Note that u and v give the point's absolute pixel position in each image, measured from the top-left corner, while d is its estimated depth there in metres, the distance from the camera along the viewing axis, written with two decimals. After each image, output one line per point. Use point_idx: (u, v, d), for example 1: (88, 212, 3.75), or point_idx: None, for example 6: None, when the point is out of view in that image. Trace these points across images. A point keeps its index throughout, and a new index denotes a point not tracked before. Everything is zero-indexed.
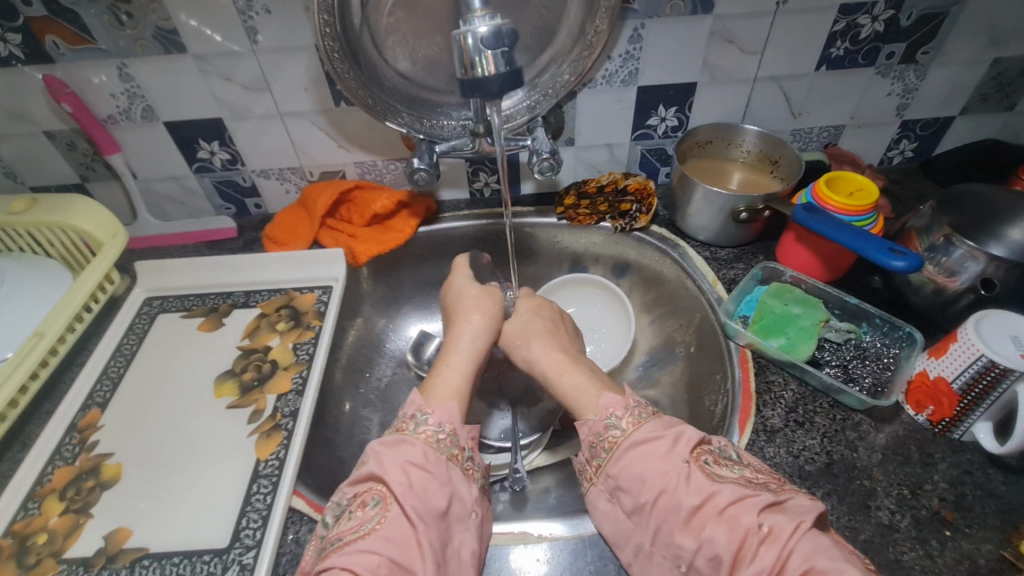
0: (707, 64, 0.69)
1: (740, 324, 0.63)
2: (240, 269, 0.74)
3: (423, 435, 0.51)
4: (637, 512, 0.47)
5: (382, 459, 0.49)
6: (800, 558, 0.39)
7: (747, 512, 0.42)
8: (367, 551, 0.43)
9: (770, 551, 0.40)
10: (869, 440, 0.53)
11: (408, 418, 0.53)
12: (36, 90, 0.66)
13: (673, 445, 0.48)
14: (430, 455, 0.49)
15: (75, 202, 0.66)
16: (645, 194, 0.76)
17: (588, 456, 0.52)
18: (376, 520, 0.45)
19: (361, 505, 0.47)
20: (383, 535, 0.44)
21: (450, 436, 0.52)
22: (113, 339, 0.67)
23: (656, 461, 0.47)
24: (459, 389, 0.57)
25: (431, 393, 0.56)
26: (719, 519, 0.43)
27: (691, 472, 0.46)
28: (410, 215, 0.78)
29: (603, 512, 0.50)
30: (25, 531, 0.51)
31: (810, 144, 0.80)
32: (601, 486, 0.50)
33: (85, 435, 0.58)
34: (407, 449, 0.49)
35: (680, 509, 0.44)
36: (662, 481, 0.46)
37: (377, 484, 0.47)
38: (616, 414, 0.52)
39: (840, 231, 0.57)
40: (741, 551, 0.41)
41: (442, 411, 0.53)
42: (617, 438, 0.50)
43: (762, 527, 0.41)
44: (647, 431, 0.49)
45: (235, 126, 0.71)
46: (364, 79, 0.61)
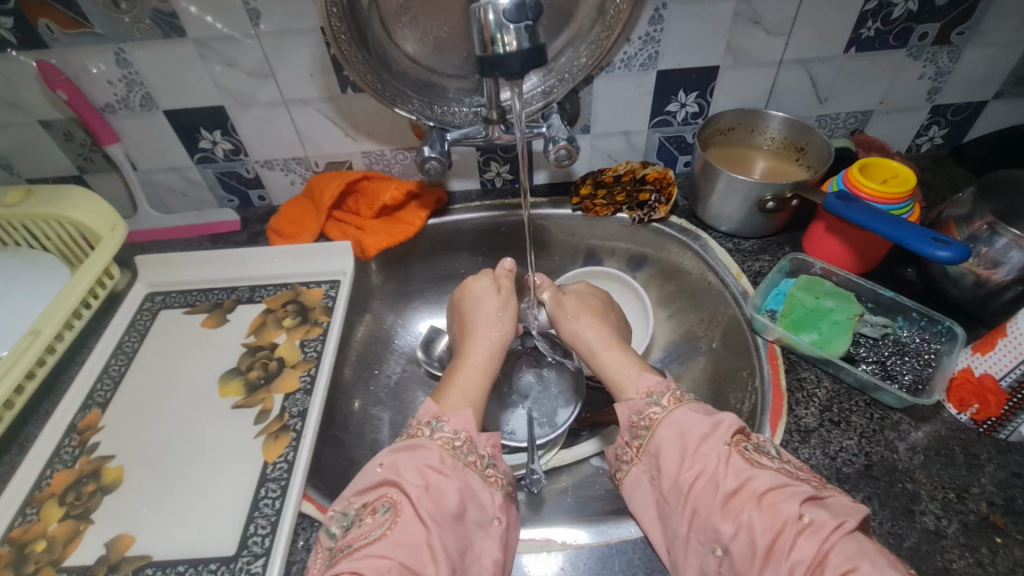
0: (731, 46, 0.66)
1: (768, 318, 0.60)
2: (244, 263, 0.71)
3: (439, 441, 0.49)
4: (674, 495, 0.45)
5: (396, 464, 0.46)
6: (841, 556, 0.37)
7: (789, 501, 0.40)
8: (379, 556, 0.41)
9: (809, 543, 0.38)
10: (910, 440, 0.50)
11: (423, 424, 0.50)
12: (29, 77, 0.63)
13: (713, 429, 0.46)
14: (447, 460, 0.47)
15: (71, 193, 0.63)
16: (665, 182, 0.72)
17: (628, 437, 0.50)
18: (387, 525, 0.43)
19: (371, 511, 0.44)
20: (395, 540, 0.42)
21: (467, 443, 0.49)
22: (114, 337, 0.65)
23: (695, 443, 0.45)
24: (473, 396, 0.54)
25: (446, 401, 0.53)
26: (758, 505, 0.41)
27: (732, 456, 0.44)
28: (419, 206, 0.75)
29: (642, 497, 0.48)
30: (23, 539, 0.49)
31: (836, 130, 0.77)
32: (642, 466, 0.48)
33: (85, 437, 0.56)
34: (423, 453, 0.47)
35: (717, 493, 0.42)
36: (702, 462, 0.44)
37: (389, 489, 0.45)
38: (657, 393, 0.51)
39: (877, 220, 0.54)
40: (778, 541, 0.39)
41: (458, 418, 0.50)
42: (657, 415, 0.49)
43: (802, 518, 0.39)
44: (690, 410, 0.48)
45: (238, 114, 0.68)
46: (373, 63, 0.57)
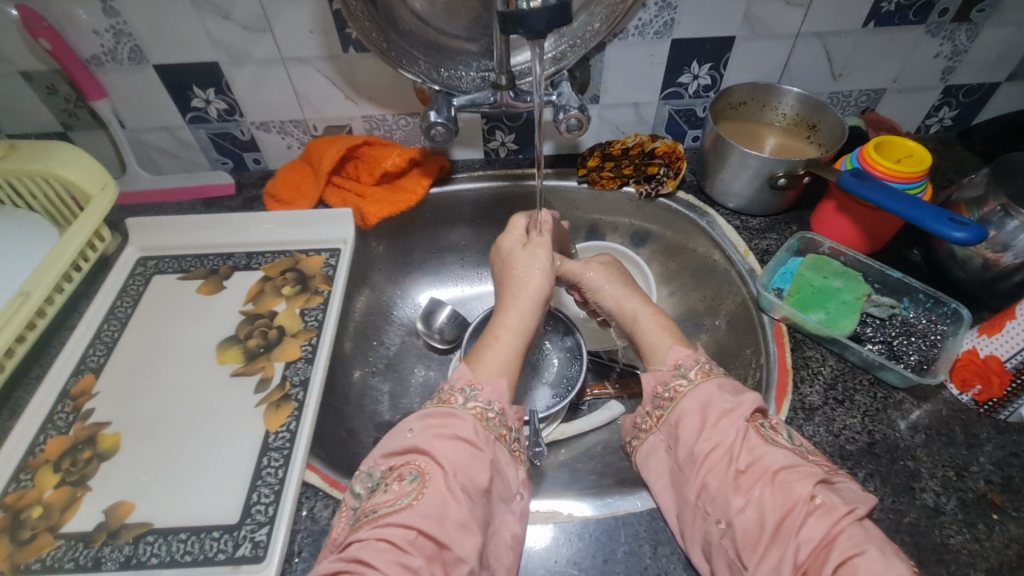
0: (749, 17, 0.64)
1: (776, 296, 0.60)
2: (241, 229, 0.69)
3: (473, 411, 0.47)
4: (688, 464, 0.44)
5: (428, 432, 0.45)
6: (849, 540, 0.37)
7: (802, 482, 0.40)
8: (402, 524, 0.39)
9: (819, 524, 0.38)
10: (911, 419, 0.51)
11: (456, 390, 0.48)
12: (9, 25, 0.59)
13: (736, 405, 0.45)
14: (481, 433, 0.45)
15: (57, 150, 0.60)
16: (674, 156, 0.71)
17: (649, 407, 0.49)
18: (413, 495, 0.41)
19: (397, 478, 0.43)
20: (421, 511, 0.40)
21: (499, 415, 0.47)
22: (106, 301, 0.63)
23: (714, 416, 0.44)
24: (509, 363, 0.52)
25: (480, 365, 0.51)
26: (770, 483, 0.40)
27: (749, 433, 0.43)
28: (421, 174, 0.72)
29: (656, 465, 0.47)
30: (17, 504, 0.48)
31: (847, 109, 0.76)
32: (661, 435, 0.47)
33: (79, 403, 0.54)
34: (456, 423, 0.45)
35: (730, 467, 0.42)
36: (723, 434, 0.43)
37: (417, 457, 0.43)
38: (685, 365, 0.49)
39: (893, 200, 0.53)
40: (787, 520, 0.38)
41: (493, 389, 0.49)
42: (683, 387, 0.48)
43: (814, 499, 0.39)
44: (717, 385, 0.47)
45: (233, 72, 0.65)
46: (379, 19, 0.55)
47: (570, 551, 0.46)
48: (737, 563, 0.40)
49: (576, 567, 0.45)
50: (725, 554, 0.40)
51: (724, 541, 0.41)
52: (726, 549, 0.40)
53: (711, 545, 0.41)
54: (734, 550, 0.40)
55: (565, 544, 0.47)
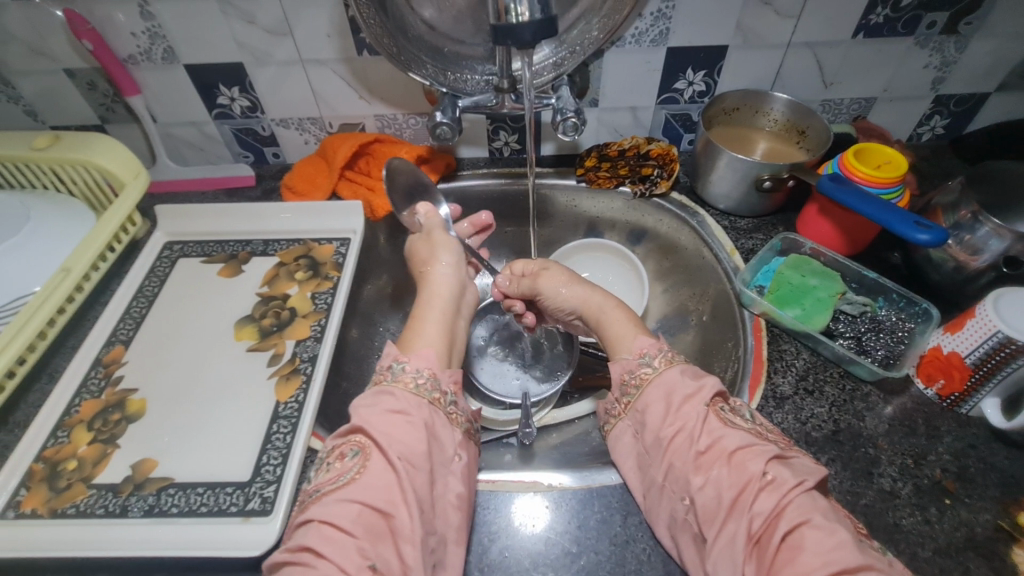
0: (740, 27, 0.67)
1: (756, 293, 0.63)
2: (259, 218, 0.74)
3: (402, 382, 0.49)
4: (655, 447, 0.47)
5: (361, 411, 0.46)
6: (796, 511, 0.40)
7: (755, 460, 0.42)
8: (346, 501, 0.41)
9: (770, 498, 0.40)
10: (877, 410, 0.54)
11: (386, 367, 0.50)
12: (57, 27, 0.65)
13: (697, 390, 0.48)
14: (411, 399, 0.47)
15: (96, 141, 0.66)
16: (668, 159, 0.75)
17: (617, 394, 0.52)
18: (356, 470, 0.43)
19: (339, 456, 0.45)
20: (364, 485, 0.42)
21: (430, 380, 0.49)
22: (136, 280, 0.68)
23: (677, 402, 0.47)
24: (437, 340, 0.54)
25: (406, 343, 0.53)
26: (727, 462, 0.43)
27: (709, 416, 0.46)
28: (429, 170, 0.77)
29: (624, 447, 0.50)
30: (55, 458, 0.53)
31: (839, 116, 0.79)
32: (628, 420, 0.50)
33: (110, 370, 0.60)
34: (388, 400, 0.47)
35: (691, 449, 0.45)
36: (683, 420, 0.46)
37: (355, 434, 0.45)
38: (650, 354, 0.52)
39: (864, 202, 0.57)
40: (741, 495, 0.41)
41: (419, 359, 0.50)
42: (649, 374, 0.50)
43: (766, 475, 0.42)
44: (679, 371, 0.50)
45: (255, 72, 0.70)
46: (390, 27, 0.60)
47: (548, 518, 0.50)
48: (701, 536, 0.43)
49: (553, 532, 0.49)
50: (690, 528, 0.44)
51: (689, 516, 0.44)
52: (691, 523, 0.44)
53: (678, 521, 0.45)
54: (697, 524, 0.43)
55: (543, 511, 0.51)
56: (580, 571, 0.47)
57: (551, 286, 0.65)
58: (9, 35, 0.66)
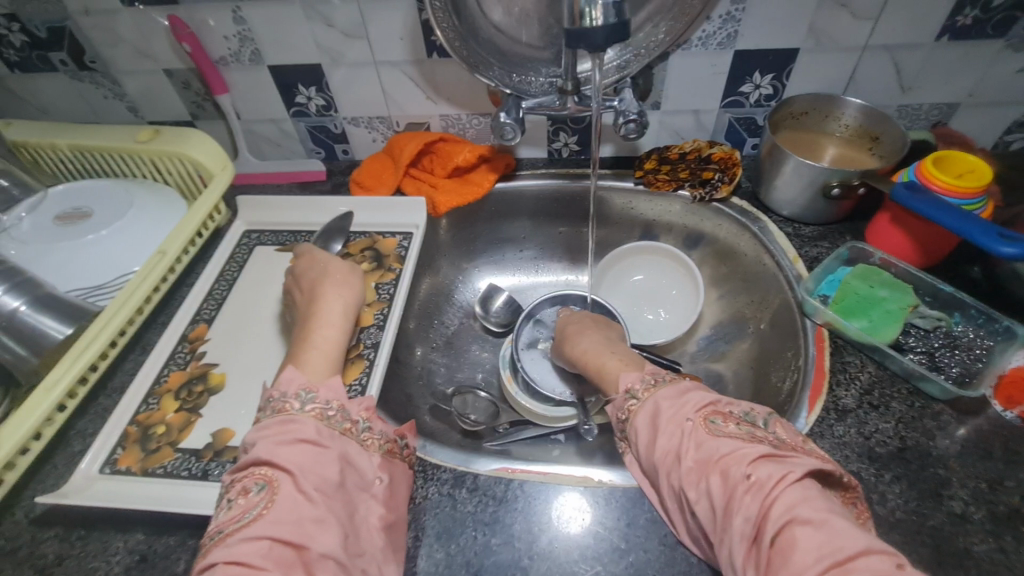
0: (814, 29, 0.66)
1: (820, 302, 0.62)
2: (330, 211, 0.79)
3: (312, 412, 0.48)
4: (654, 471, 0.46)
5: (268, 442, 0.45)
6: (783, 509, 0.37)
7: (738, 465, 0.40)
8: (255, 538, 0.39)
9: (754, 500, 0.38)
10: (949, 430, 0.52)
11: (289, 396, 0.49)
12: (160, 30, 0.71)
13: (678, 407, 0.47)
14: (324, 431, 0.46)
15: (191, 135, 0.71)
16: (730, 163, 0.74)
17: (618, 432, 0.51)
18: (263, 505, 0.41)
19: (243, 492, 0.43)
20: (273, 519, 0.40)
21: (340, 412, 0.49)
22: (217, 265, 0.74)
23: (662, 423, 0.46)
24: (332, 361, 0.55)
25: (309, 368, 0.53)
26: (714, 471, 0.41)
27: (694, 430, 0.44)
28: (488, 170, 0.79)
29: (637, 474, 0.50)
30: (147, 422, 0.58)
31: (917, 122, 0.75)
32: (631, 455, 0.50)
33: (194, 346, 0.65)
34: (297, 427, 0.46)
35: (679, 465, 0.43)
36: (669, 438, 0.45)
37: (258, 468, 0.44)
38: (636, 387, 0.51)
39: (943, 212, 0.55)
40: (729, 503, 0.39)
41: (330, 389, 0.50)
42: (635, 406, 0.50)
43: (750, 477, 0.39)
44: (663, 396, 0.48)
45: (331, 72, 0.74)
46: (461, 30, 0.62)
47: (598, 513, 0.51)
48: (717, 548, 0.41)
49: (602, 527, 0.50)
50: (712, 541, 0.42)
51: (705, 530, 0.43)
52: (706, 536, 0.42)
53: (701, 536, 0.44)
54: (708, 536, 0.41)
55: (593, 505, 0.51)
56: (628, 568, 0.48)
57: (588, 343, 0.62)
58: (119, 38, 0.73)
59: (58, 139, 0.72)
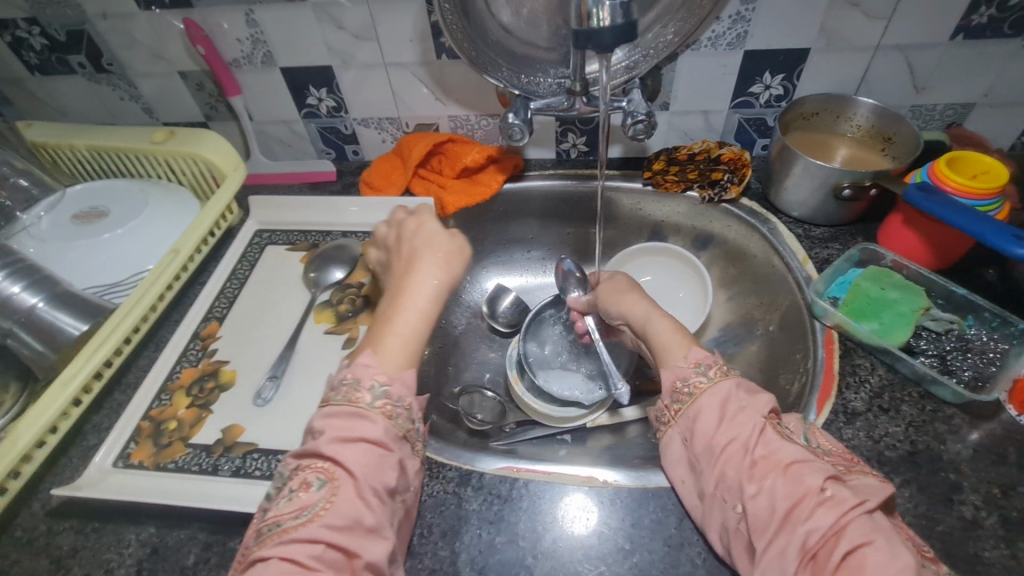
0: (825, 28, 0.65)
1: (830, 304, 0.61)
2: (339, 211, 0.79)
3: (381, 408, 0.47)
4: (705, 456, 0.47)
5: (332, 437, 0.44)
6: (856, 530, 0.38)
7: (813, 475, 0.42)
8: (311, 539, 0.39)
9: (828, 513, 0.39)
10: (961, 435, 0.51)
11: (363, 386, 0.47)
12: (176, 33, 0.73)
13: (752, 402, 0.48)
14: (390, 432, 0.46)
15: (205, 136, 0.73)
16: (739, 164, 0.73)
17: (668, 400, 0.52)
18: (323, 503, 0.41)
19: (304, 485, 0.42)
20: (330, 521, 0.40)
21: (407, 410, 0.48)
22: (229, 264, 0.75)
23: (732, 411, 0.47)
24: (413, 349, 0.51)
25: (385, 354, 0.50)
26: (782, 474, 0.42)
27: (766, 429, 0.46)
28: (497, 170, 0.80)
29: (675, 455, 0.50)
30: (160, 417, 0.59)
31: (931, 123, 0.74)
32: (677, 428, 0.50)
33: (206, 343, 0.66)
34: (363, 425, 0.45)
35: (745, 457, 0.44)
36: (737, 429, 0.46)
37: (322, 461, 0.43)
38: (704, 363, 0.52)
39: (956, 214, 0.54)
40: (796, 508, 0.40)
41: (398, 384, 0.48)
42: (702, 384, 0.50)
43: (823, 491, 0.41)
44: (736, 383, 0.50)
45: (342, 74, 0.75)
46: (471, 32, 0.63)
47: (603, 514, 0.51)
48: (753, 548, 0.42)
49: (607, 527, 0.50)
50: (742, 538, 0.43)
51: (741, 525, 0.43)
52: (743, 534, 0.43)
53: (729, 530, 0.44)
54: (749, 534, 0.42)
55: (597, 505, 0.51)
56: (632, 568, 0.48)
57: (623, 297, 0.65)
58: (136, 41, 0.74)
59: (75, 140, 0.73)
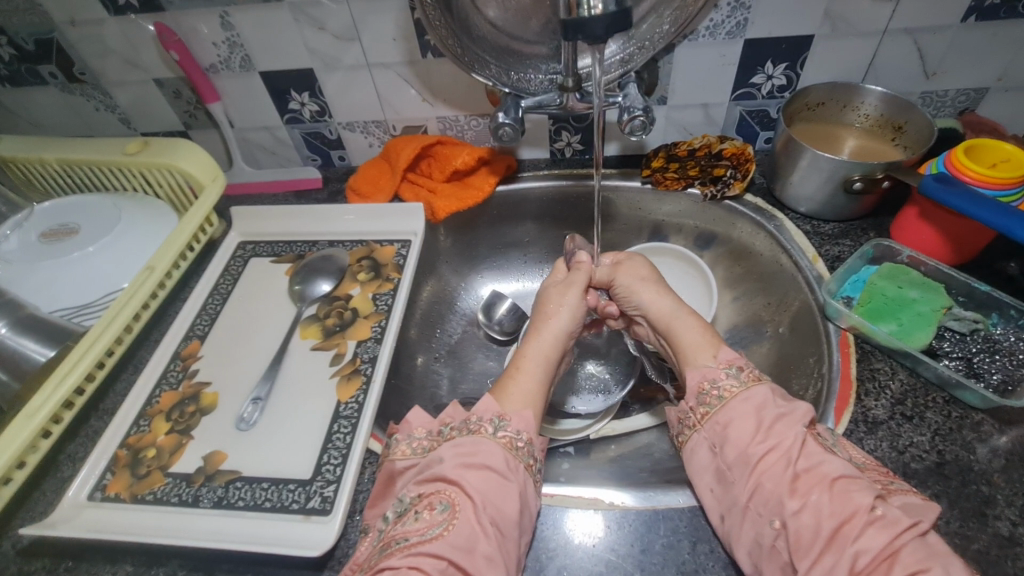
0: (829, 13, 0.62)
1: (844, 305, 0.58)
2: (327, 220, 0.76)
3: (503, 440, 0.47)
4: (739, 465, 0.44)
5: (457, 462, 0.45)
6: (912, 555, 0.36)
7: (862, 492, 0.39)
8: (435, 555, 0.40)
9: (880, 534, 0.37)
10: (991, 442, 0.48)
11: (484, 421, 0.48)
12: (148, 39, 0.69)
13: (789, 410, 0.45)
14: (510, 462, 0.46)
15: (181, 146, 0.69)
16: (742, 159, 0.70)
17: (693, 403, 0.49)
18: (444, 526, 0.42)
19: (428, 506, 0.43)
20: (451, 542, 0.41)
21: (528, 446, 0.48)
22: (211, 279, 0.72)
23: (769, 419, 0.45)
24: (535, 394, 0.52)
25: (506, 396, 0.51)
26: (828, 489, 0.40)
27: (807, 440, 0.43)
28: (489, 172, 0.76)
29: (700, 462, 0.47)
30: (137, 445, 0.56)
31: (942, 109, 0.71)
32: (705, 433, 0.47)
33: (187, 363, 0.63)
34: (485, 453, 0.46)
35: (787, 470, 0.42)
36: (777, 439, 0.43)
37: (447, 486, 0.44)
38: (736, 366, 0.49)
39: (977, 205, 0.51)
40: (845, 526, 0.38)
41: (520, 420, 0.49)
42: (734, 388, 0.47)
43: (874, 510, 0.39)
44: (769, 389, 0.47)
45: (325, 77, 0.72)
46: (455, 27, 0.59)
47: (610, 538, 0.48)
48: (790, 568, 0.40)
49: (614, 553, 0.47)
50: (778, 558, 0.40)
51: (777, 543, 0.40)
52: (780, 552, 0.40)
53: (763, 548, 0.41)
54: (787, 553, 0.40)
55: (604, 529, 0.48)
56: None
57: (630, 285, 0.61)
58: (108, 48, 0.71)
59: (45, 154, 0.70)
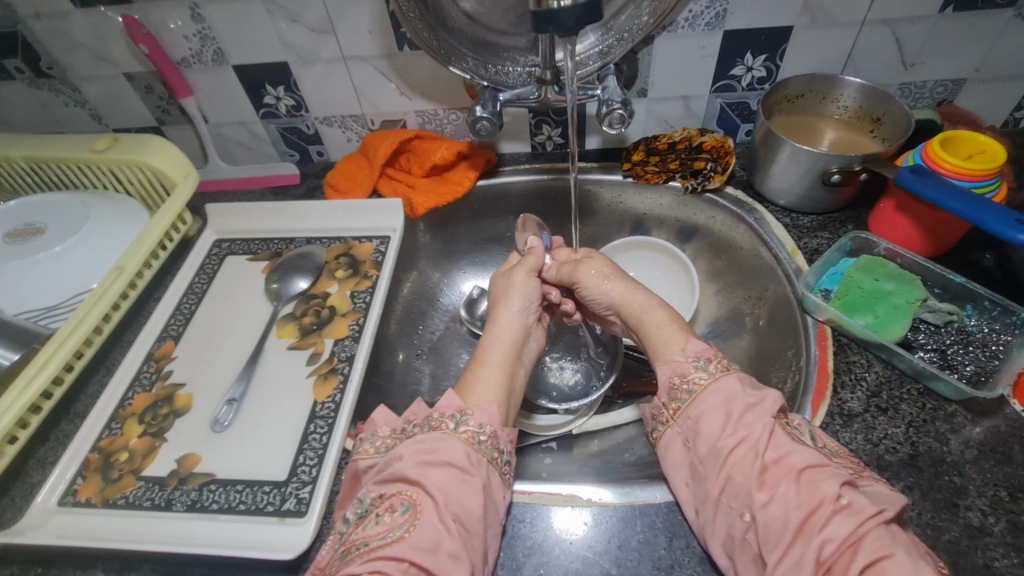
0: (808, 4, 0.61)
1: (821, 298, 0.58)
2: (305, 216, 0.75)
3: (464, 435, 0.47)
4: (711, 458, 0.44)
5: (417, 461, 0.45)
6: (875, 543, 0.36)
7: (829, 481, 0.39)
8: (397, 558, 0.39)
9: (845, 523, 0.37)
10: (964, 434, 0.48)
11: (446, 417, 0.48)
12: (116, 32, 0.67)
13: (758, 400, 0.45)
14: (472, 457, 0.45)
15: (149, 142, 0.68)
16: (722, 151, 0.69)
17: (666, 398, 0.49)
18: (405, 527, 0.41)
19: (389, 508, 0.42)
20: (413, 543, 0.40)
21: (491, 438, 0.47)
22: (185, 278, 0.71)
23: (738, 411, 0.44)
24: (498, 387, 0.52)
25: (469, 392, 0.51)
26: (795, 480, 0.40)
27: (776, 430, 0.43)
28: (469, 167, 0.76)
29: (675, 458, 0.47)
30: (109, 448, 0.55)
31: (920, 101, 0.71)
32: (678, 428, 0.47)
33: (160, 365, 0.62)
34: (447, 449, 0.45)
35: (755, 462, 0.42)
36: (745, 430, 0.43)
37: (408, 486, 0.43)
38: (704, 357, 0.49)
39: (952, 197, 0.51)
40: (812, 517, 0.38)
41: (483, 413, 0.49)
42: (703, 380, 0.47)
43: (841, 499, 0.38)
44: (738, 379, 0.47)
45: (301, 71, 0.70)
46: (430, 20, 0.58)
47: (587, 535, 0.47)
48: (761, 560, 0.40)
49: (591, 551, 0.47)
50: (749, 550, 0.40)
51: (748, 535, 0.41)
52: (751, 544, 0.40)
53: (734, 541, 0.41)
54: (757, 545, 0.40)
55: (581, 526, 0.48)
56: None
57: (593, 277, 0.61)
58: (76, 42, 0.69)
59: (11, 151, 0.68)
